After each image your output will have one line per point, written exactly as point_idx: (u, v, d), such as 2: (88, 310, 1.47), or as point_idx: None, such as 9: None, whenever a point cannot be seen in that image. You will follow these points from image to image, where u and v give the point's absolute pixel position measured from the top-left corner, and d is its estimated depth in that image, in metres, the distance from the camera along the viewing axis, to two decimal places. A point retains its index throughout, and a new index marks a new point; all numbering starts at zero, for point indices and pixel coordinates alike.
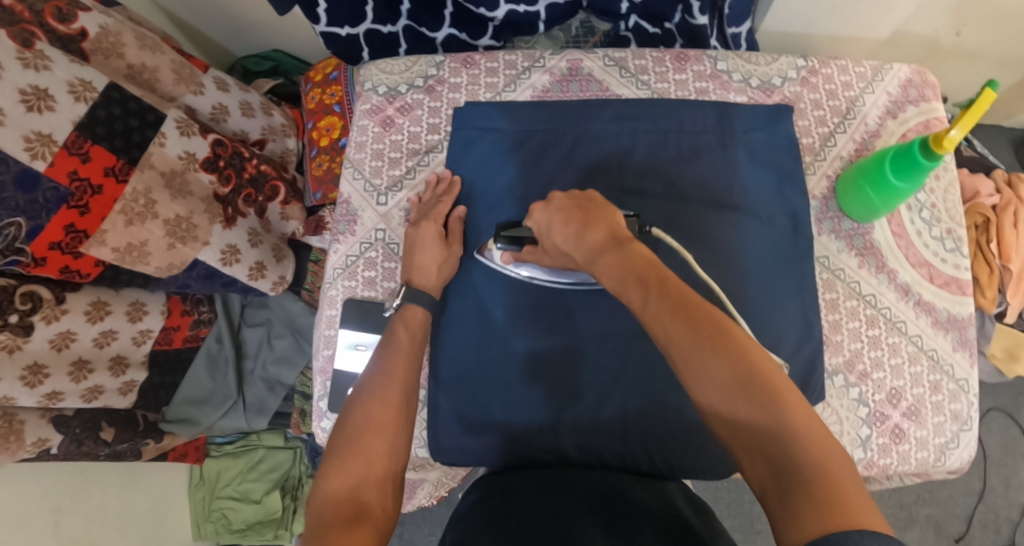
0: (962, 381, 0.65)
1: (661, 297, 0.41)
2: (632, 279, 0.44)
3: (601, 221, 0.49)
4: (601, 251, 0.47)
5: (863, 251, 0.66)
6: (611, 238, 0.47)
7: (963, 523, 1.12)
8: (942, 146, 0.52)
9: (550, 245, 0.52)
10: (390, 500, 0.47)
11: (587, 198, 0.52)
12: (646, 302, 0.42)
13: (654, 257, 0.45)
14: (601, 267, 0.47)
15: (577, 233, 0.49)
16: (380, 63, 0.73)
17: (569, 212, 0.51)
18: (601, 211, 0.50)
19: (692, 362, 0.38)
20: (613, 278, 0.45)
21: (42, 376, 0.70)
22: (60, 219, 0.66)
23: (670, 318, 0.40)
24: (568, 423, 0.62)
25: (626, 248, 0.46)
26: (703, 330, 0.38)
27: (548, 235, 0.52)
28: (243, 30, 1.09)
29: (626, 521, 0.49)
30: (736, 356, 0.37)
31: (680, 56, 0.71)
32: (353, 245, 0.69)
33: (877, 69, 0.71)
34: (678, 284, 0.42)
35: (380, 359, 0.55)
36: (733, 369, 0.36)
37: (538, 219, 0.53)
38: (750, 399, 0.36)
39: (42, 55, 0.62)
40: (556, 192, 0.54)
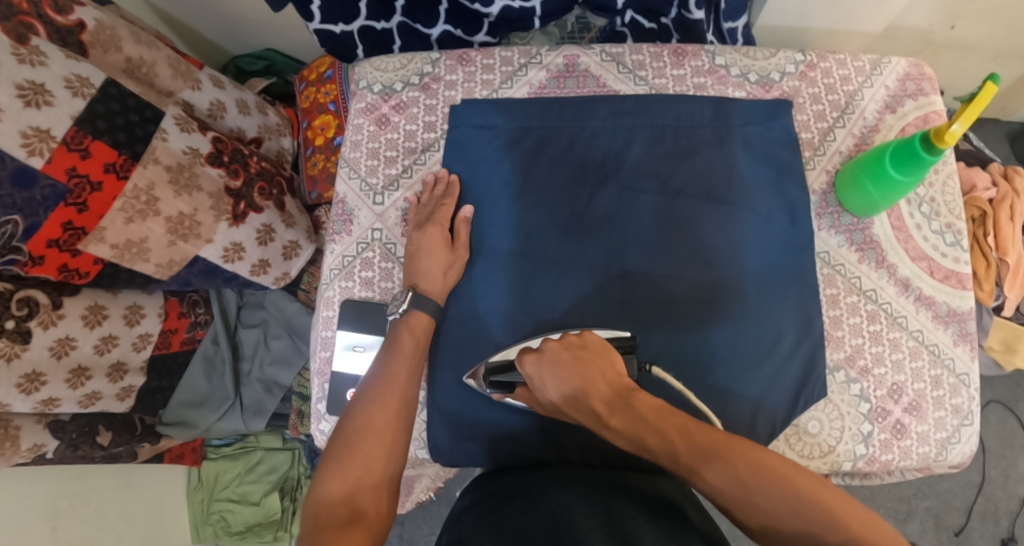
0: (963, 376, 0.65)
1: (689, 445, 0.43)
2: (651, 434, 0.44)
3: (598, 377, 0.49)
4: (608, 412, 0.47)
5: (862, 246, 0.66)
6: (611, 395, 0.48)
7: (963, 516, 1.13)
8: (943, 140, 0.52)
9: (546, 400, 0.51)
10: (387, 507, 0.47)
11: (582, 344, 0.51)
12: (675, 453, 0.43)
13: (659, 405, 0.47)
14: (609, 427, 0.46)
15: (577, 391, 0.48)
16: (374, 60, 0.72)
17: (563, 363, 0.50)
18: (596, 357, 0.50)
19: (745, 502, 0.40)
20: (629, 439, 0.45)
21: (38, 384, 0.69)
22: (58, 216, 0.65)
23: (706, 468, 0.42)
24: (569, 423, 0.62)
25: (629, 399, 0.47)
26: (743, 473, 0.41)
27: (543, 389, 0.51)
28: (236, 29, 1.08)
29: (630, 523, 0.47)
30: (781, 485, 0.40)
31: (678, 52, 0.70)
32: (350, 245, 0.68)
33: (875, 63, 0.71)
34: (699, 428, 0.44)
35: (383, 363, 0.55)
36: (785, 499, 0.40)
37: (528, 371, 0.52)
38: (805, 520, 0.39)
39: (37, 51, 0.62)
40: (549, 338, 0.53)
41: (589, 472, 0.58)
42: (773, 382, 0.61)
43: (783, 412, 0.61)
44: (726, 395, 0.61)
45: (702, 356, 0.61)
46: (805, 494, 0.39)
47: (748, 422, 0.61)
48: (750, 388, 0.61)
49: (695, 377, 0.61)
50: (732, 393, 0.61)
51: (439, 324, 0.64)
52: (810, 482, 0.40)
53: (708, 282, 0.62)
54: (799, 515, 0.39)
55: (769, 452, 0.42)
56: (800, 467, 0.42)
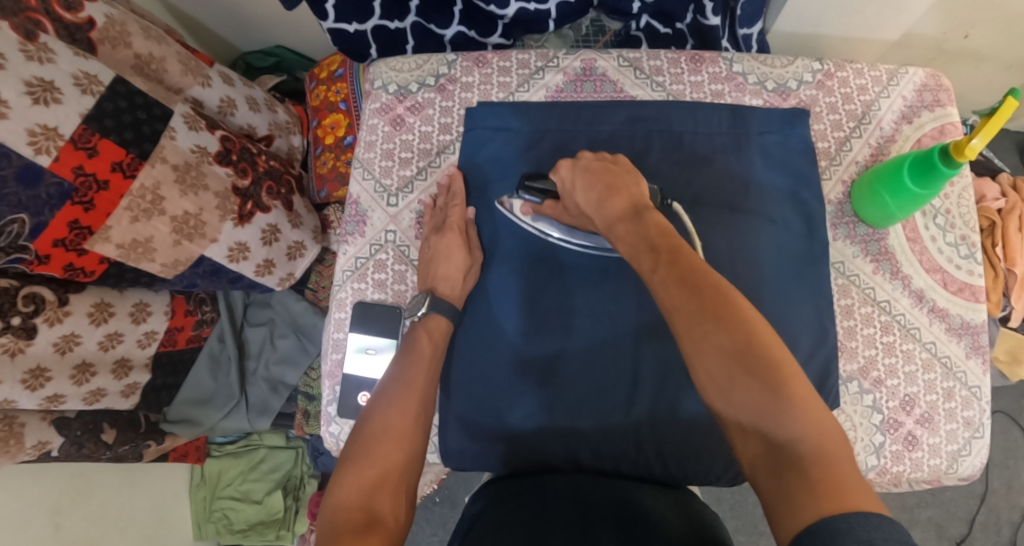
0: (975, 388, 0.64)
1: (671, 266, 0.43)
2: (645, 247, 0.47)
3: (624, 189, 0.53)
4: (619, 219, 0.51)
5: (878, 257, 0.66)
6: (630, 208, 0.51)
7: (965, 526, 1.13)
8: (962, 154, 0.52)
9: (573, 202, 0.57)
10: (402, 511, 0.46)
11: (610, 161, 0.56)
12: (656, 270, 0.44)
13: (667, 227, 0.48)
14: (617, 234, 0.50)
15: (600, 198, 0.53)
16: (390, 60, 0.72)
17: (590, 172, 0.55)
18: (621, 175, 0.54)
19: (696, 333, 0.39)
20: (631, 244, 0.48)
21: (43, 380, 0.69)
22: (64, 215, 0.65)
23: (676, 288, 0.42)
24: (582, 431, 0.61)
25: (642, 213, 0.50)
26: (708, 306, 0.40)
27: (571, 193, 0.57)
28: (247, 26, 1.08)
29: (647, 531, 0.47)
30: (745, 333, 0.38)
31: (696, 57, 0.70)
32: (362, 247, 0.68)
33: (892, 73, 0.70)
34: (691, 255, 0.44)
35: (402, 367, 0.55)
36: (738, 346, 0.38)
37: (562, 175, 0.57)
38: (753, 375, 0.37)
39: (47, 48, 0.62)
40: (585, 153, 0.58)
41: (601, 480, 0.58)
42: None
43: None
44: None
45: None
46: (762, 351, 0.37)
47: None
48: None
49: None
50: None
51: (454, 328, 0.64)
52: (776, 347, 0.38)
53: None
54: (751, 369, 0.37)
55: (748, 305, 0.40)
56: (774, 332, 0.39)
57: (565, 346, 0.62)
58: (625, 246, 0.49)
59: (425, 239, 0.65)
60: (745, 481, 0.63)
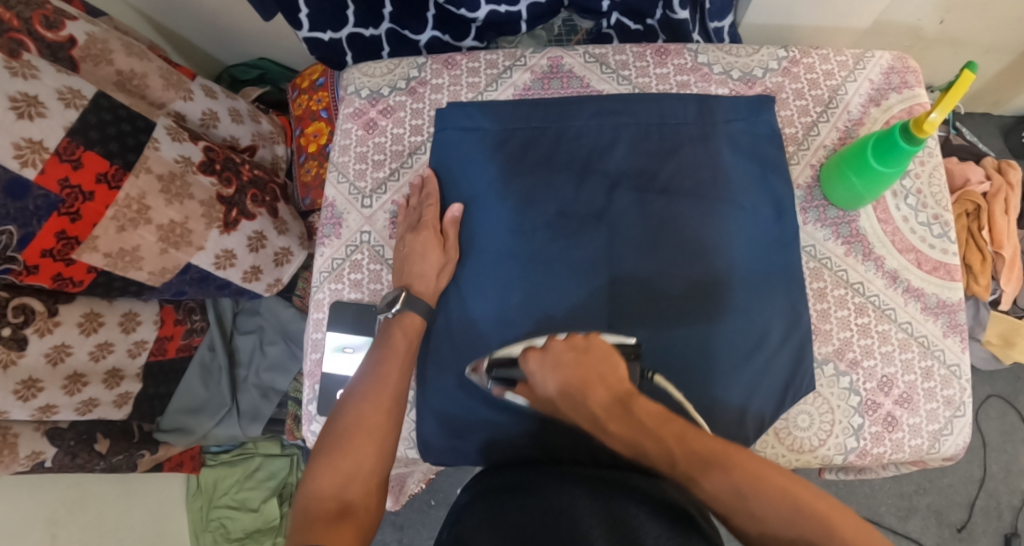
0: (954, 367, 0.64)
1: (687, 456, 0.41)
2: (649, 442, 0.43)
3: (601, 379, 0.46)
4: (606, 416, 0.44)
5: (849, 239, 0.66)
6: (612, 397, 0.45)
7: (965, 511, 1.12)
8: (923, 129, 0.52)
9: (545, 400, 0.49)
10: (375, 502, 0.48)
11: (583, 343, 0.48)
12: (676, 464, 0.42)
13: (660, 410, 0.44)
14: (607, 431, 0.44)
15: (579, 391, 0.45)
16: (362, 66, 0.73)
17: (563, 364, 0.47)
18: (597, 359, 0.47)
19: (739, 511, 0.39)
20: (626, 442, 0.44)
21: (36, 390, 0.70)
22: (51, 226, 0.66)
23: (705, 479, 0.40)
24: (560, 424, 0.62)
25: (631, 404, 0.44)
26: (741, 486, 0.39)
27: (543, 388, 0.48)
28: (229, 40, 1.10)
29: (632, 520, 0.47)
30: (784, 499, 0.39)
31: (661, 50, 0.71)
32: (339, 248, 0.69)
33: (858, 57, 0.71)
34: (696, 435, 0.42)
35: (376, 361, 0.56)
36: (787, 514, 0.38)
37: (530, 368, 0.49)
38: (807, 538, 0.38)
39: (30, 65, 0.64)
40: (553, 336, 0.50)
41: (596, 472, 0.56)
42: (765, 379, 0.61)
43: (772, 406, 0.62)
44: (715, 393, 0.61)
45: (701, 355, 0.61)
46: (806, 510, 0.38)
47: (737, 413, 0.61)
48: (735, 384, 0.61)
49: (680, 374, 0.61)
50: (719, 385, 0.61)
51: (430, 323, 0.65)
52: (813, 498, 0.39)
53: (697, 279, 0.62)
54: (801, 530, 0.38)
55: (768, 463, 0.41)
56: (802, 481, 0.40)
57: None
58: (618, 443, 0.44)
59: (399, 240, 0.66)
60: None
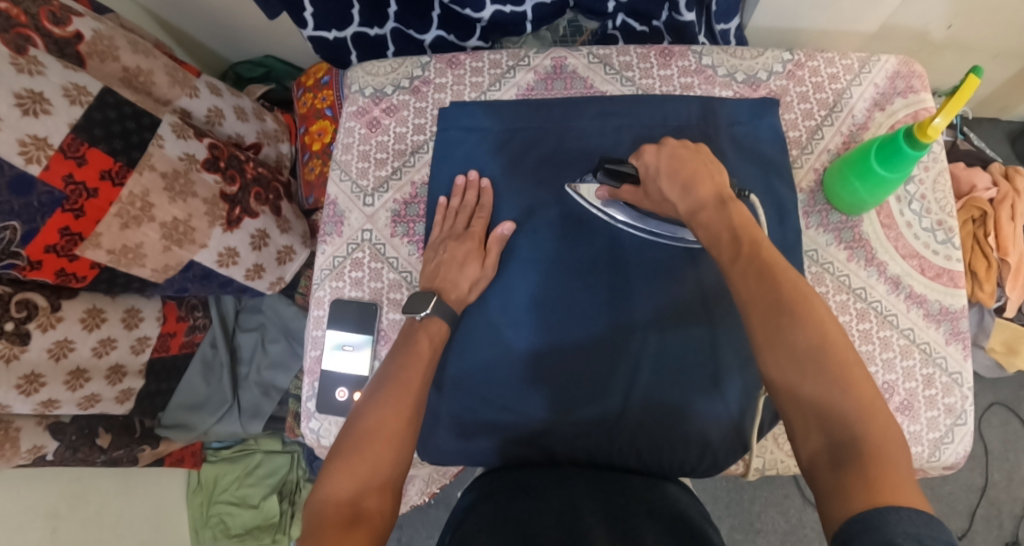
0: (957, 375, 0.64)
1: (749, 260, 0.44)
2: (725, 236, 0.46)
3: (706, 176, 0.51)
4: (703, 206, 0.49)
5: (851, 244, 0.66)
6: (715, 195, 0.49)
7: (966, 520, 1.11)
8: (926, 135, 0.52)
9: (654, 188, 0.54)
10: (390, 509, 0.47)
11: (698, 151, 0.54)
12: (735, 261, 0.44)
13: (749, 220, 0.47)
14: (700, 220, 0.49)
15: (684, 183, 0.51)
16: (366, 65, 0.73)
17: (676, 158, 0.53)
18: (706, 164, 0.52)
19: (767, 325, 0.41)
20: (711, 232, 0.48)
21: (37, 385, 0.71)
22: (55, 222, 0.67)
23: (754, 280, 0.43)
24: (557, 426, 0.61)
25: (725, 206, 0.48)
26: (785, 302, 0.41)
27: (654, 178, 0.54)
28: (235, 37, 1.11)
29: (632, 519, 0.48)
30: (820, 333, 0.39)
31: (665, 52, 0.71)
32: (340, 246, 0.69)
33: (864, 61, 0.71)
34: (770, 250, 0.44)
35: (399, 367, 0.55)
36: (812, 342, 0.39)
37: (646, 158, 0.55)
38: (822, 374, 0.38)
39: (36, 62, 0.64)
40: (670, 138, 0.56)
41: (593, 473, 0.58)
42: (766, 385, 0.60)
43: (769, 412, 0.61)
44: (712, 398, 0.60)
45: (701, 356, 0.60)
46: (835, 354, 0.38)
47: (735, 418, 0.60)
48: (734, 388, 0.60)
49: (680, 373, 0.60)
50: (718, 389, 0.60)
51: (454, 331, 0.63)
52: (849, 351, 0.39)
53: (700, 283, 0.61)
54: (819, 364, 0.38)
55: (821, 302, 0.41)
56: (846, 333, 0.40)
57: (540, 341, 0.62)
58: (705, 233, 0.48)
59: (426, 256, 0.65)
60: (720, 473, 0.62)
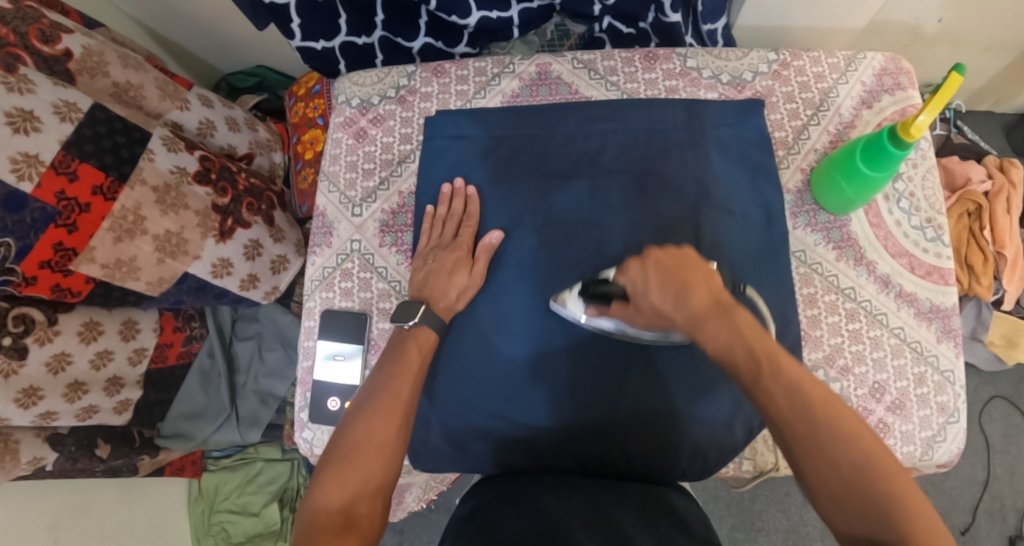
0: (948, 373, 0.64)
1: (773, 372, 0.41)
2: (741, 348, 0.43)
3: (699, 280, 0.46)
4: (706, 316, 0.44)
5: (840, 244, 0.66)
6: (713, 301, 0.45)
7: (968, 514, 1.11)
8: (910, 133, 0.52)
9: (646, 304, 0.49)
10: (379, 516, 0.48)
11: (684, 251, 0.48)
12: (758, 375, 0.42)
13: (756, 326, 0.44)
14: (704, 331, 0.44)
15: (679, 295, 0.45)
16: (352, 76, 0.74)
17: (666, 270, 0.47)
18: (698, 265, 0.47)
19: (808, 442, 0.39)
20: (720, 347, 0.43)
21: (36, 398, 0.71)
22: (48, 238, 0.67)
23: (783, 394, 0.41)
24: (544, 432, 0.62)
25: (731, 312, 0.44)
26: (820, 416, 0.40)
27: (644, 294, 0.48)
28: (226, 48, 1.11)
29: (625, 529, 0.47)
30: (858, 445, 0.39)
31: (649, 56, 0.71)
32: (330, 257, 0.69)
33: (850, 59, 0.71)
34: (790, 360, 0.43)
35: (388, 377, 0.55)
36: (852, 449, 0.39)
37: (633, 277, 0.49)
38: (867, 481, 0.38)
39: (26, 79, 0.65)
40: (652, 247, 0.50)
41: (588, 482, 0.58)
42: None
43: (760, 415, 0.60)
44: (702, 405, 0.60)
45: (690, 363, 0.60)
46: (877, 464, 0.38)
47: (725, 421, 0.60)
48: (729, 396, 0.60)
49: (669, 379, 0.60)
50: (707, 393, 0.60)
51: (443, 338, 0.64)
52: (887, 459, 0.39)
53: None
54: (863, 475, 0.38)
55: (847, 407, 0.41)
56: (879, 437, 0.40)
57: (528, 350, 0.63)
58: (710, 344, 0.44)
59: (415, 266, 0.66)
60: (712, 475, 0.62)
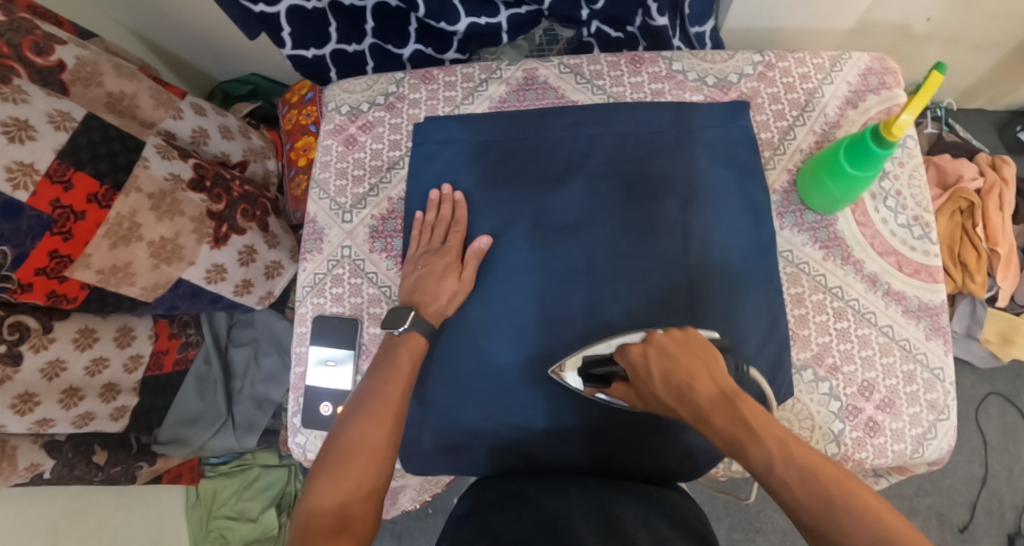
0: (937, 370, 0.64)
1: (784, 461, 0.41)
2: (748, 435, 0.43)
3: (700, 368, 0.48)
4: (708, 405, 0.45)
5: (827, 243, 0.66)
6: (715, 390, 0.46)
7: (966, 512, 1.11)
8: (892, 132, 0.53)
9: (649, 391, 0.50)
10: (373, 518, 0.48)
11: (687, 337, 0.50)
12: (770, 464, 0.42)
13: (764, 412, 0.45)
14: (710, 425, 0.45)
15: (682, 382, 0.47)
16: (342, 83, 0.75)
17: (667, 358, 0.49)
18: (697, 351, 0.49)
19: (829, 529, 0.38)
20: (727, 436, 0.44)
21: (32, 404, 0.72)
22: (44, 246, 0.68)
23: (798, 483, 0.40)
24: (536, 434, 0.62)
25: (733, 399, 0.45)
26: (836, 502, 0.39)
27: (647, 380, 0.50)
28: (220, 56, 1.12)
29: (626, 528, 0.47)
30: (881, 526, 0.37)
31: (635, 59, 0.72)
32: (321, 262, 0.70)
33: (835, 59, 0.71)
34: (799, 441, 0.43)
35: (379, 382, 0.56)
36: (874, 533, 0.37)
37: (635, 361, 0.51)
38: None
39: (20, 90, 0.65)
40: (653, 332, 0.52)
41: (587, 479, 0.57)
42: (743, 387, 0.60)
43: None
44: None
45: None
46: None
47: None
48: None
49: None
50: None
51: (434, 341, 0.64)
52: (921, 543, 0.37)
53: (673, 288, 0.62)
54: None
55: (863, 484, 0.40)
56: (908, 520, 0.38)
57: (519, 354, 0.63)
58: (719, 439, 0.45)
59: (404, 271, 0.66)
60: (703, 476, 0.62)
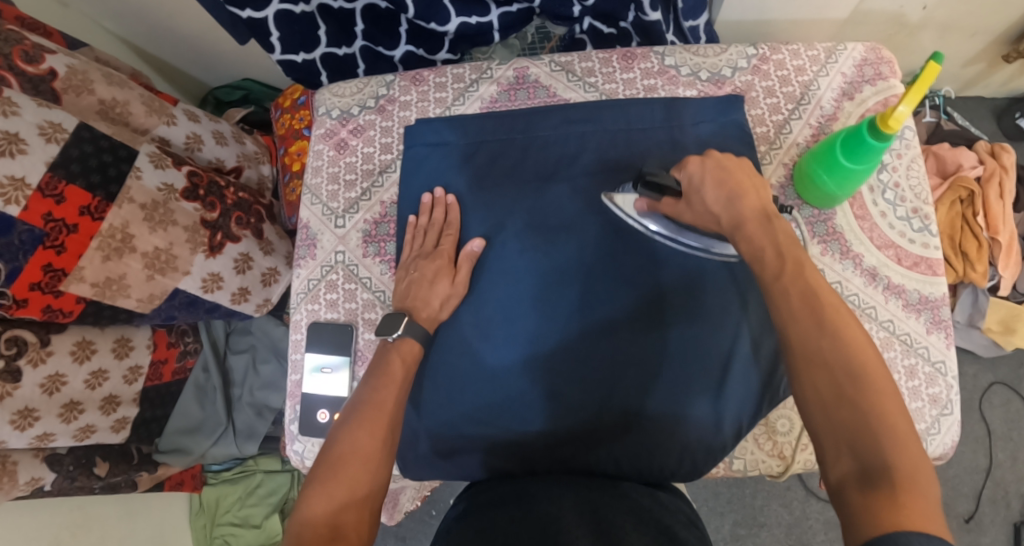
0: (940, 364, 0.63)
1: (797, 278, 0.42)
2: (773, 252, 0.44)
3: (748, 188, 0.49)
4: (747, 219, 0.47)
5: (825, 238, 0.66)
6: (759, 209, 0.48)
7: (972, 502, 1.10)
8: (889, 125, 0.52)
9: (697, 200, 0.52)
10: (367, 527, 0.47)
11: (742, 161, 0.52)
12: (780, 276, 0.43)
13: (792, 239, 0.46)
14: (743, 233, 0.47)
15: (728, 193, 0.49)
16: (332, 87, 0.74)
17: (722, 172, 0.50)
18: (749, 176, 0.50)
19: (811, 344, 0.39)
20: (753, 247, 0.46)
21: (31, 420, 0.71)
22: (37, 259, 0.67)
23: (799, 301, 0.41)
24: (531, 439, 0.61)
25: (769, 220, 0.47)
26: (829, 322, 0.40)
27: (697, 190, 0.52)
28: (212, 61, 1.12)
29: (618, 531, 0.46)
30: (856, 352, 0.38)
31: (627, 55, 0.71)
32: (314, 269, 0.70)
33: (830, 50, 0.70)
34: (815, 273, 0.43)
35: (373, 390, 0.55)
36: (851, 362, 0.38)
37: (691, 169, 0.52)
38: (861, 394, 0.37)
39: (10, 102, 0.65)
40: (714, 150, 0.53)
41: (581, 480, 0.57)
42: (739, 385, 0.60)
43: (748, 414, 0.60)
44: (685, 403, 0.60)
45: (672, 359, 0.60)
46: (874, 382, 0.37)
47: (711, 420, 0.60)
48: (719, 393, 0.60)
49: (656, 379, 0.60)
50: (692, 393, 0.60)
51: (429, 347, 0.64)
52: (889, 388, 0.37)
53: (665, 287, 0.61)
54: (858, 387, 0.37)
55: (864, 331, 0.40)
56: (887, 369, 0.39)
57: (512, 356, 0.63)
58: (745, 249, 0.47)
59: (398, 276, 0.66)
60: (703, 477, 0.61)
